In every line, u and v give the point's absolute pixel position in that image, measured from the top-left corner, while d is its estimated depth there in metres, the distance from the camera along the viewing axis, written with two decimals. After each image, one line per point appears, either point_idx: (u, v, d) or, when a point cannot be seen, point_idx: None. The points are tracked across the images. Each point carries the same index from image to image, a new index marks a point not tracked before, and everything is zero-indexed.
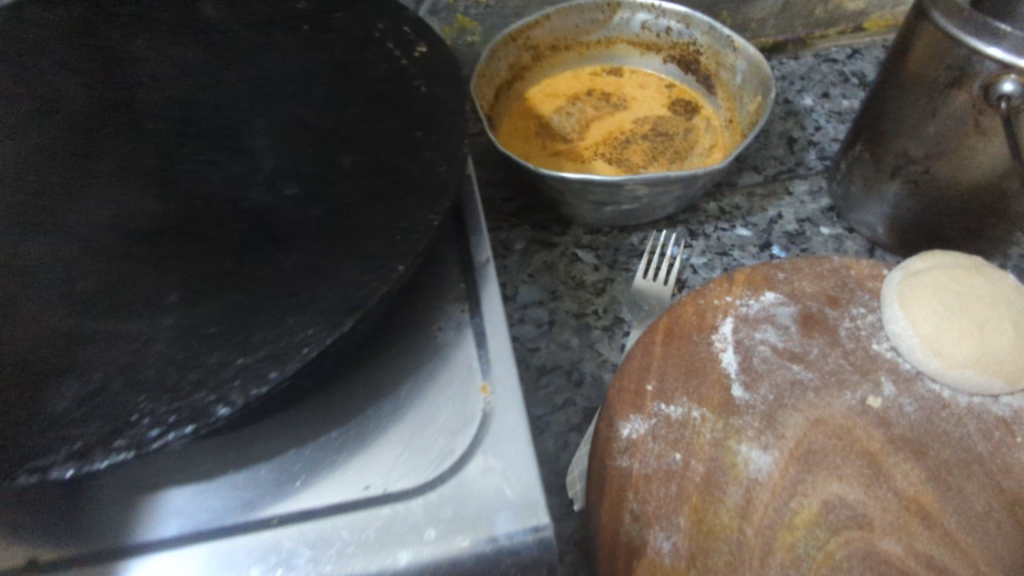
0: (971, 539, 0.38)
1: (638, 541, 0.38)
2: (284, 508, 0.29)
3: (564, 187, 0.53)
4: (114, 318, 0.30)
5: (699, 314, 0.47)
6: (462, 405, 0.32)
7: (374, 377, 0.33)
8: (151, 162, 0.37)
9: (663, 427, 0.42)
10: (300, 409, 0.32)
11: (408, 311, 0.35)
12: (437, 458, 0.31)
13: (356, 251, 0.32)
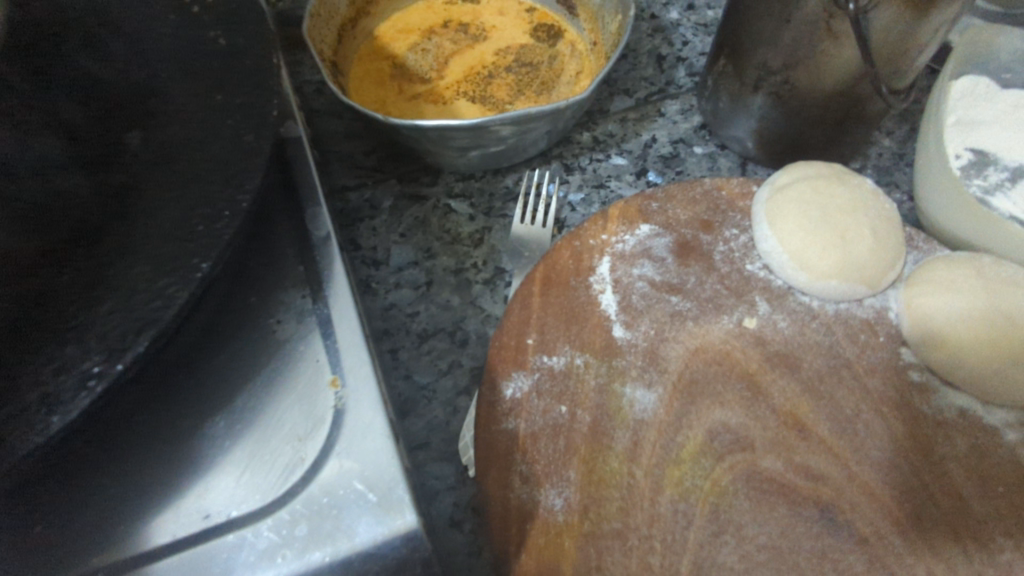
0: (846, 442, 0.40)
1: (529, 502, 0.37)
2: (111, 553, 0.27)
3: (420, 135, 0.49)
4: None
5: (576, 257, 0.45)
6: (310, 407, 0.30)
7: (210, 390, 0.31)
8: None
9: (547, 381, 0.40)
10: (127, 440, 0.30)
11: (242, 311, 0.33)
12: (286, 470, 0.29)
13: (149, 250, 0.29)
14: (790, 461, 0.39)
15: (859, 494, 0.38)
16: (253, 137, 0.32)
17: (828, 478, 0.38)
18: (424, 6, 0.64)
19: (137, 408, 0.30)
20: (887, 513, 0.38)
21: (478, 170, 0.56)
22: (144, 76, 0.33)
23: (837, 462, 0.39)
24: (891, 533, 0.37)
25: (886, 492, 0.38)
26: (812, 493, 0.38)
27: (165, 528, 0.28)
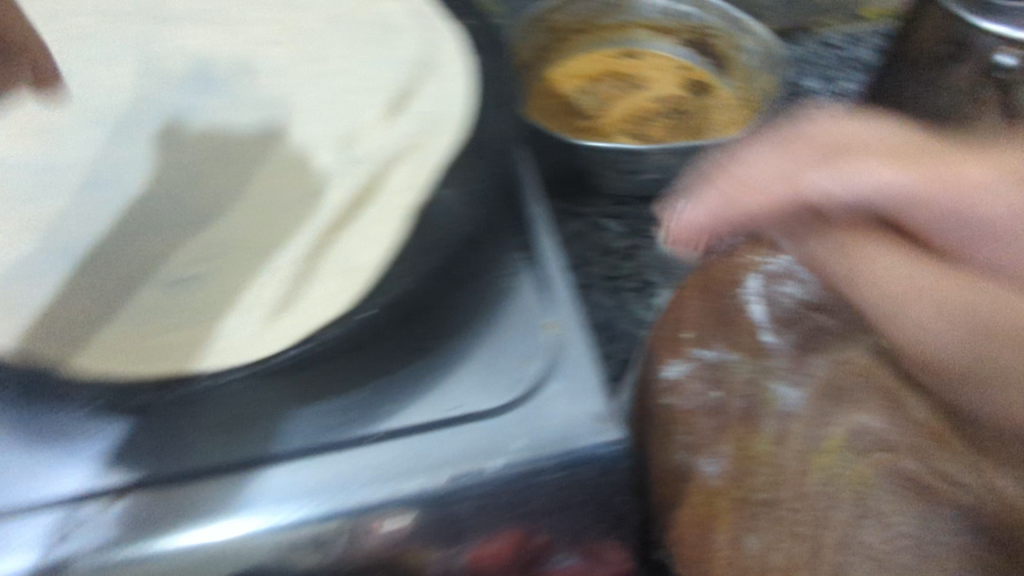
0: (890, 165, 0.35)
1: (687, 466, 0.42)
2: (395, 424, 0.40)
3: (595, 158, 0.57)
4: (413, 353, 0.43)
5: (729, 271, 0.51)
6: (532, 343, 0.43)
7: (458, 328, 0.44)
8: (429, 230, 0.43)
9: (702, 368, 0.46)
10: (402, 353, 0.43)
11: (478, 273, 0.46)
12: (515, 384, 0.41)
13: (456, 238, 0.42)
14: (890, 260, 0.35)
15: (989, 236, 0.32)
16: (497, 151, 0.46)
17: (930, 234, 0.34)
18: (591, 58, 0.74)
19: (407, 331, 0.44)
20: (995, 250, 0.32)
21: (631, 196, 0.63)
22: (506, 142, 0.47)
23: (898, 199, 0.34)
24: (939, 339, 0.33)
25: (925, 210, 0.33)
26: (959, 227, 0.33)
27: (428, 413, 0.40)
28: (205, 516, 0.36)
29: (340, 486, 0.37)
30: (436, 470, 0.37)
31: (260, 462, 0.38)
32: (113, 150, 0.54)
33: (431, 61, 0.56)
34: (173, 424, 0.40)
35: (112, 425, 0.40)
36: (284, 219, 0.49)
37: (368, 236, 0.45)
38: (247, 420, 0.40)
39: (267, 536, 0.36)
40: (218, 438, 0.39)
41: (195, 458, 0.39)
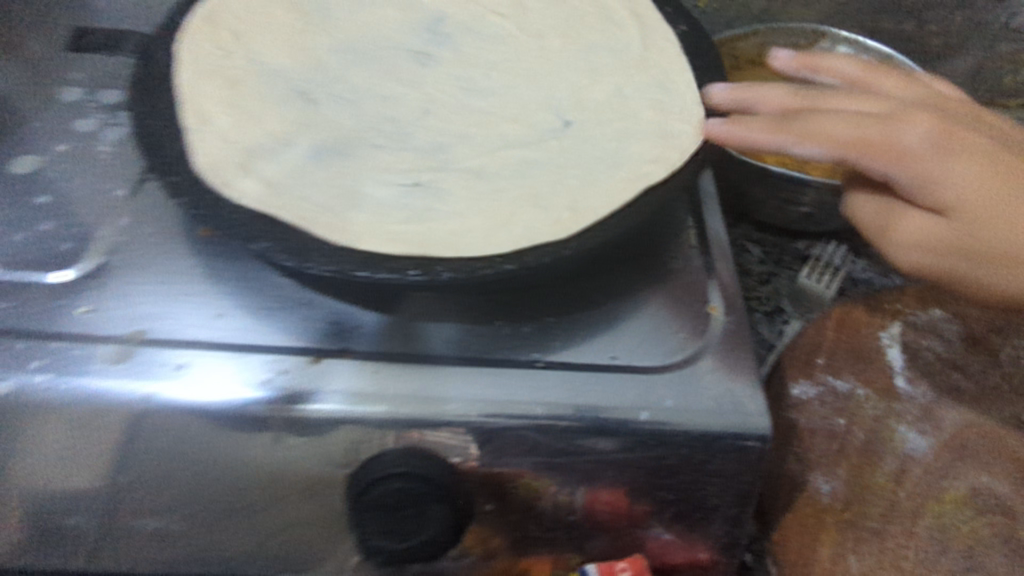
0: (841, 117, 0.40)
1: (799, 478, 0.44)
2: (544, 357, 0.38)
3: (759, 180, 0.59)
4: (571, 301, 0.41)
5: (871, 313, 0.53)
6: (694, 314, 0.41)
7: (621, 282, 0.43)
8: (626, 175, 0.40)
9: (829, 395, 0.47)
10: (564, 293, 0.42)
11: (652, 239, 0.45)
12: (672, 349, 0.39)
13: (659, 192, 0.39)
14: (929, 217, 0.37)
15: (1015, 204, 0.36)
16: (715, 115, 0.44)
17: (934, 193, 0.36)
18: None
19: (573, 278, 0.43)
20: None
21: (777, 227, 0.65)
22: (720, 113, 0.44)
23: (914, 159, 0.37)
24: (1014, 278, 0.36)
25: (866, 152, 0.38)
26: (968, 187, 0.36)
27: (580, 355, 0.39)
28: (346, 395, 0.36)
29: (481, 399, 0.36)
30: (579, 408, 0.36)
31: (409, 359, 0.38)
32: (303, 33, 0.50)
33: (645, 8, 0.52)
34: (340, 304, 0.41)
35: (291, 290, 0.41)
36: (483, 131, 0.44)
37: (571, 171, 0.41)
38: (412, 319, 0.40)
39: (411, 430, 0.35)
40: (379, 329, 0.40)
41: (357, 339, 0.39)
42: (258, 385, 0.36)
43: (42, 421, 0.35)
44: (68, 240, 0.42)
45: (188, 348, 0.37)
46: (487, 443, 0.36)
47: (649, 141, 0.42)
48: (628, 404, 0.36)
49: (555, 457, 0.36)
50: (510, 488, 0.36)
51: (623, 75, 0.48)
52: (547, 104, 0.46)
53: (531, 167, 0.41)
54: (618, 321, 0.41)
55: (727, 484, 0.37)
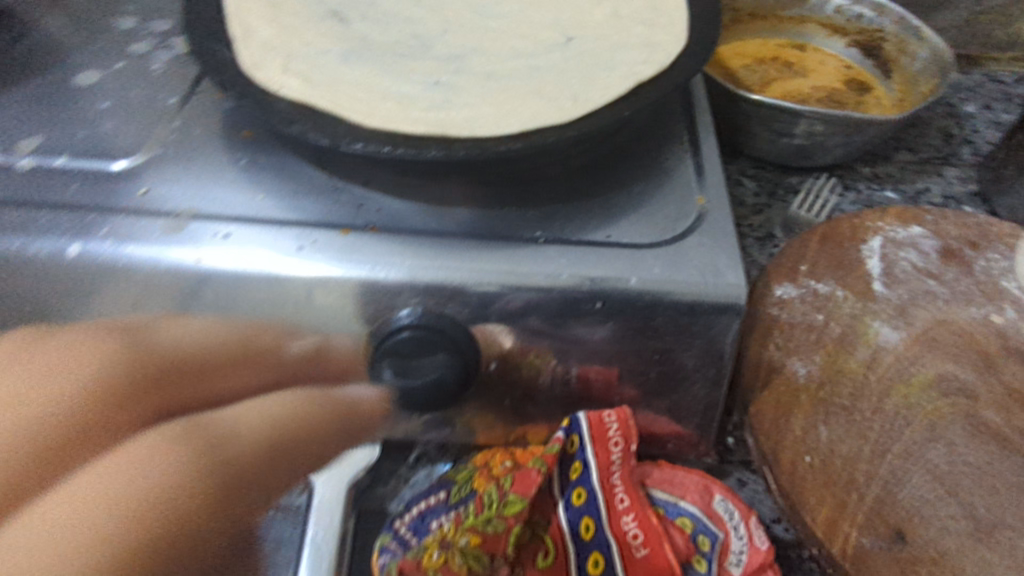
0: None
1: (779, 363, 0.47)
2: (546, 235, 0.43)
3: (753, 112, 0.64)
4: (571, 193, 0.46)
5: (853, 229, 0.56)
6: (682, 205, 0.45)
7: (617, 180, 0.47)
8: (623, 77, 0.44)
9: (810, 295, 0.51)
10: (565, 187, 0.46)
11: (646, 145, 0.50)
12: (662, 230, 0.43)
13: (653, 87, 0.43)
14: None
15: None
16: (707, 27, 0.47)
17: None
18: (760, 42, 0.79)
19: (573, 175, 0.47)
20: None
21: (771, 163, 0.70)
22: (712, 23, 0.47)
23: None
24: None
25: None
26: None
27: (577, 234, 0.43)
28: (371, 259, 0.41)
29: (489, 263, 0.41)
30: (575, 272, 0.40)
31: (427, 235, 0.43)
32: None
33: None
34: (367, 193, 0.46)
35: (321, 181, 0.46)
36: (497, 46, 0.49)
37: (574, 75, 0.45)
38: (429, 205, 0.45)
39: (427, 291, 0.40)
40: (399, 213, 0.44)
41: (381, 219, 0.44)
42: (296, 250, 0.41)
43: (104, 276, 0.40)
44: (127, 139, 0.48)
45: (236, 223, 0.42)
46: (495, 304, 0.40)
47: (644, 50, 0.46)
48: (620, 272, 0.41)
49: (554, 320, 0.40)
50: (512, 346, 0.41)
51: (626, 2, 0.53)
52: (555, 26, 0.51)
53: (537, 72, 0.46)
54: (615, 211, 0.45)
55: (707, 347, 0.41)
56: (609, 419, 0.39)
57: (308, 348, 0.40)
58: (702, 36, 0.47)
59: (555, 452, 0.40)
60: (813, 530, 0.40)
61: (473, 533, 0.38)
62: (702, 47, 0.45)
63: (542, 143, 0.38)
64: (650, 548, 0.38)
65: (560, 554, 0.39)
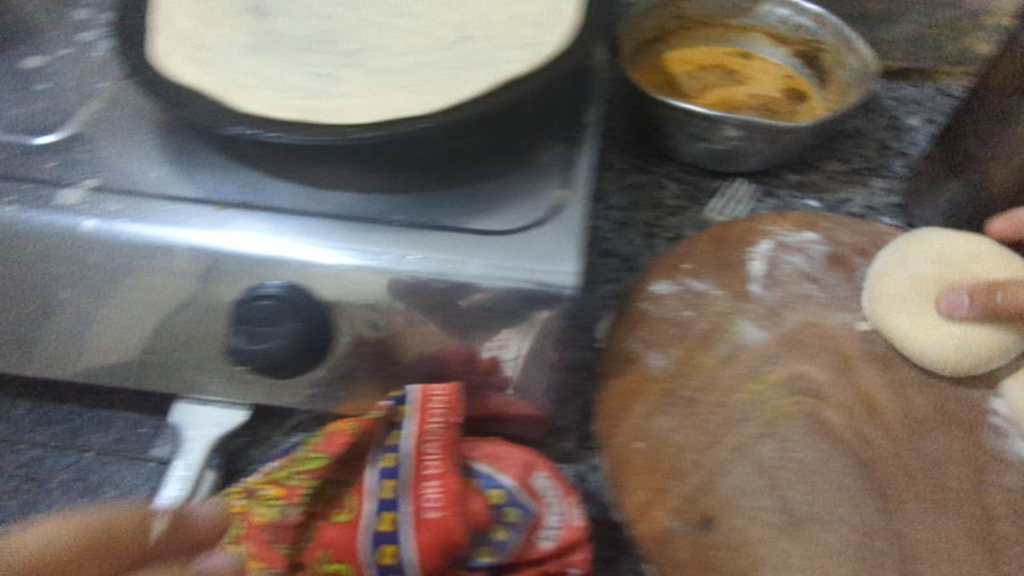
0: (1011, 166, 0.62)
1: (638, 354, 0.50)
2: (408, 219, 0.47)
3: (670, 117, 0.66)
4: (443, 181, 0.49)
5: (746, 232, 0.58)
6: (541, 192, 0.47)
7: (490, 167, 0.49)
8: (492, 77, 0.47)
9: (685, 293, 0.53)
10: (438, 174, 0.49)
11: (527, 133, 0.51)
12: (517, 218, 0.46)
13: (517, 91, 0.46)
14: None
15: None
16: (586, 32, 0.50)
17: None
18: (706, 50, 0.80)
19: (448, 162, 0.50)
20: None
21: (696, 167, 0.71)
22: (592, 29, 0.50)
23: None
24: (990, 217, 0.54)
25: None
26: None
27: (438, 219, 0.46)
28: (243, 234, 0.45)
29: (348, 243, 0.45)
30: (423, 254, 0.44)
31: (299, 214, 0.47)
32: None
33: None
34: (257, 174, 0.50)
35: (217, 162, 0.50)
36: (393, 45, 0.52)
37: (450, 74, 0.48)
38: (312, 187, 0.49)
39: (288, 266, 0.44)
40: (282, 193, 0.48)
41: (262, 199, 0.48)
42: (178, 223, 0.46)
43: (10, 238, 0.45)
44: (56, 118, 0.53)
45: (132, 196, 0.47)
46: (348, 281, 0.44)
47: (522, 53, 0.49)
48: (463, 257, 0.44)
49: (399, 295, 0.44)
50: (366, 320, 0.45)
51: (525, 5, 0.55)
52: (453, 28, 0.54)
53: (418, 69, 0.49)
54: (482, 200, 0.47)
55: (542, 331, 0.44)
56: (438, 398, 0.41)
57: (172, 522, 0.30)
58: (579, 40, 0.49)
59: (387, 427, 0.41)
60: (625, 512, 0.43)
61: (276, 485, 0.39)
62: (573, 53, 0.48)
63: (395, 136, 0.43)
64: (442, 510, 0.38)
65: (358, 509, 0.39)
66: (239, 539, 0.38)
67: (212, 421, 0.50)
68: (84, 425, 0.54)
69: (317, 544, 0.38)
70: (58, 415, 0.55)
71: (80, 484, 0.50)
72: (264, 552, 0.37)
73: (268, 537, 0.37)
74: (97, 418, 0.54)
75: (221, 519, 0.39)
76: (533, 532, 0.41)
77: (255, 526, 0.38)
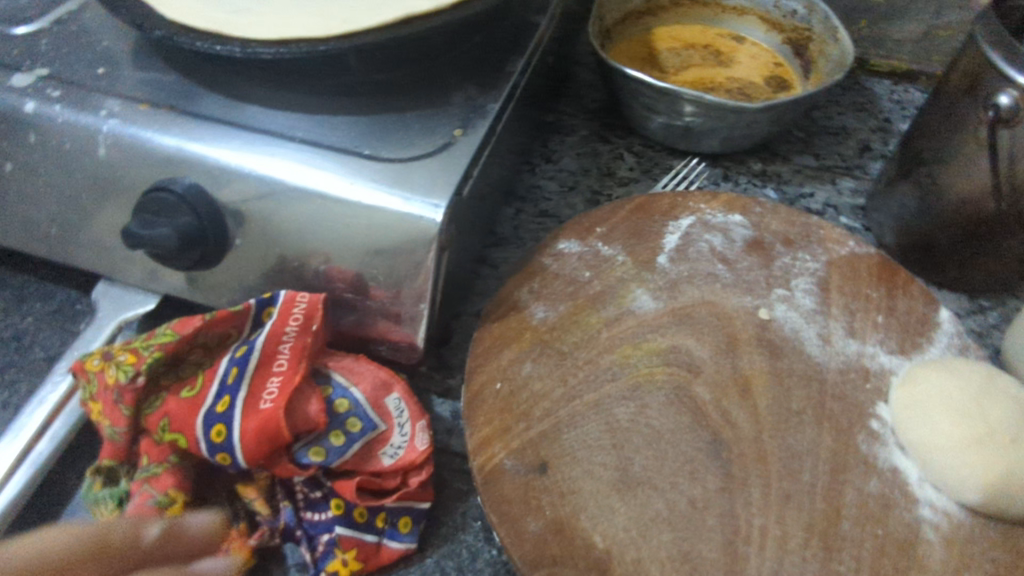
0: None
1: (523, 303, 0.50)
2: (310, 136, 0.49)
3: (624, 85, 0.65)
4: (356, 109, 0.51)
5: (672, 206, 0.57)
6: (438, 130, 0.49)
7: (400, 102, 0.52)
8: (404, 10, 0.49)
9: (589, 254, 0.53)
10: (352, 100, 0.52)
11: (447, 79, 0.53)
12: (407, 147, 0.48)
13: (425, 24, 0.48)
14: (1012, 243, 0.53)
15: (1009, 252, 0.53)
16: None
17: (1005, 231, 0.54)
18: (697, 28, 0.78)
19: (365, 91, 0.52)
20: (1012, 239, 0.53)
21: (657, 142, 0.70)
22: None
23: None
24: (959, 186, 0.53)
25: None
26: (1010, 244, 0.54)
27: (338, 140, 0.49)
28: (157, 129, 0.48)
29: (247, 147, 0.48)
30: (311, 168, 0.47)
31: (213, 119, 0.50)
32: None
33: None
34: (190, 81, 0.53)
35: (161, 67, 0.54)
36: None
37: (372, 7, 0.50)
38: (235, 99, 0.52)
39: (190, 164, 0.48)
40: (205, 100, 0.51)
41: (182, 102, 0.51)
42: (101, 114, 0.49)
43: None
44: (37, 14, 0.58)
45: (71, 86, 0.51)
46: (241, 185, 0.47)
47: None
48: (346, 175, 0.46)
49: (286, 204, 0.47)
50: (255, 224, 0.48)
51: None
52: None
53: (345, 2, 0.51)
54: (384, 131, 0.50)
55: (412, 259, 0.45)
56: (299, 306, 0.43)
57: (167, 529, 0.34)
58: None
59: (253, 324, 0.44)
60: (468, 441, 0.43)
61: (128, 352, 0.41)
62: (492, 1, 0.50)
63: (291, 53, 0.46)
64: (275, 404, 0.41)
65: (202, 390, 0.42)
66: (97, 395, 0.42)
67: (127, 305, 0.54)
68: (29, 293, 0.58)
69: (159, 412, 0.42)
70: (9, 281, 0.59)
71: (9, 346, 0.55)
72: (111, 410, 0.41)
73: (116, 397, 0.41)
74: (39, 289, 0.59)
75: (81, 373, 0.42)
76: (373, 444, 0.43)
77: (107, 385, 0.41)
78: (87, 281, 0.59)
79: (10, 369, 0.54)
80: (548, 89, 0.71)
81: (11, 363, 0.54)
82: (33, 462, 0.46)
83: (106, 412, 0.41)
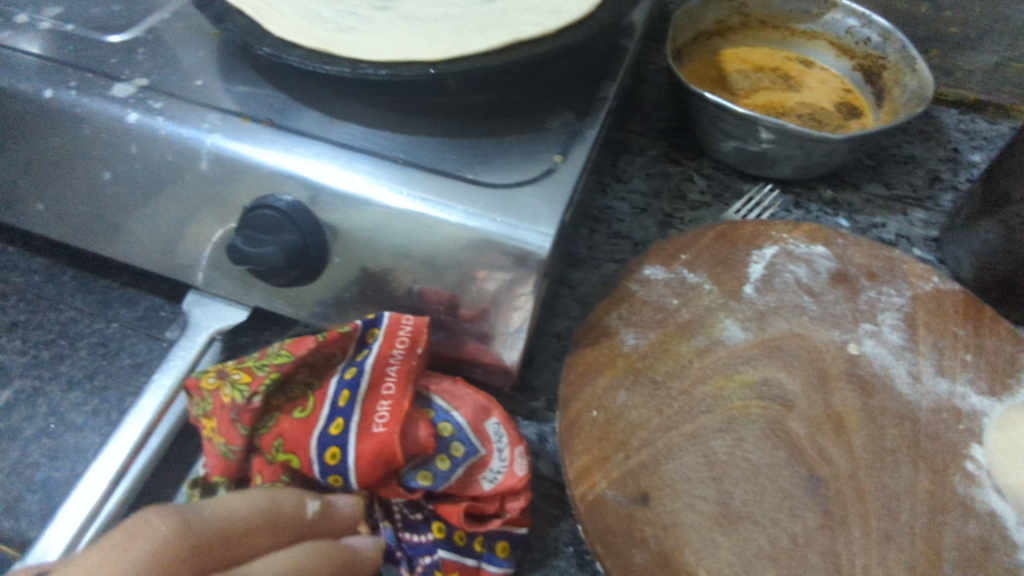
0: None
1: (613, 329, 0.50)
2: (410, 158, 0.49)
3: (703, 108, 0.65)
4: (453, 132, 0.51)
5: (754, 235, 0.57)
6: (537, 157, 0.49)
7: (496, 127, 0.52)
8: (509, 36, 0.49)
9: (675, 282, 0.54)
10: (448, 122, 0.52)
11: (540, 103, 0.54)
12: (508, 174, 0.48)
13: (529, 50, 0.48)
14: None
15: None
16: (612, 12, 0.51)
17: None
18: (766, 51, 0.78)
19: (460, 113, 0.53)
20: None
21: (727, 166, 0.71)
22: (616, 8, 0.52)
23: None
24: None
25: None
26: None
27: (437, 163, 0.49)
28: (260, 145, 0.49)
29: (348, 167, 0.48)
30: (414, 190, 0.47)
31: (312, 136, 0.50)
32: None
33: None
34: (286, 97, 0.53)
35: (255, 81, 0.54)
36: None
37: (475, 32, 0.50)
38: (331, 116, 0.52)
39: (291, 181, 0.48)
40: (303, 117, 0.52)
41: (281, 118, 0.51)
42: (204, 128, 0.49)
43: (63, 117, 0.50)
44: (131, 22, 0.58)
45: (171, 98, 0.51)
46: (342, 204, 0.47)
47: (546, 17, 0.51)
48: (450, 200, 0.46)
49: (387, 226, 0.47)
50: (354, 244, 0.48)
51: None
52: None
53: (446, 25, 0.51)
54: (483, 155, 0.50)
55: (514, 287, 0.45)
56: (405, 327, 0.44)
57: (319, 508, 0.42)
58: (604, 17, 0.51)
59: (358, 344, 0.45)
60: (568, 469, 0.44)
61: (245, 371, 0.42)
62: (593, 28, 0.50)
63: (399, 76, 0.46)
64: (388, 428, 0.41)
65: (315, 411, 0.43)
66: (211, 411, 0.43)
67: (217, 316, 0.55)
68: (113, 298, 0.59)
69: (272, 433, 0.42)
70: (92, 284, 0.60)
71: (97, 350, 0.56)
72: (227, 429, 0.42)
73: (233, 416, 0.42)
74: (122, 294, 0.59)
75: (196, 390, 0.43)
76: (474, 470, 0.44)
77: (223, 404, 0.42)
78: (169, 288, 0.60)
79: (100, 375, 0.54)
80: (620, 109, 0.71)
81: (98, 370, 0.54)
82: (131, 475, 0.47)
83: (221, 430, 0.42)
